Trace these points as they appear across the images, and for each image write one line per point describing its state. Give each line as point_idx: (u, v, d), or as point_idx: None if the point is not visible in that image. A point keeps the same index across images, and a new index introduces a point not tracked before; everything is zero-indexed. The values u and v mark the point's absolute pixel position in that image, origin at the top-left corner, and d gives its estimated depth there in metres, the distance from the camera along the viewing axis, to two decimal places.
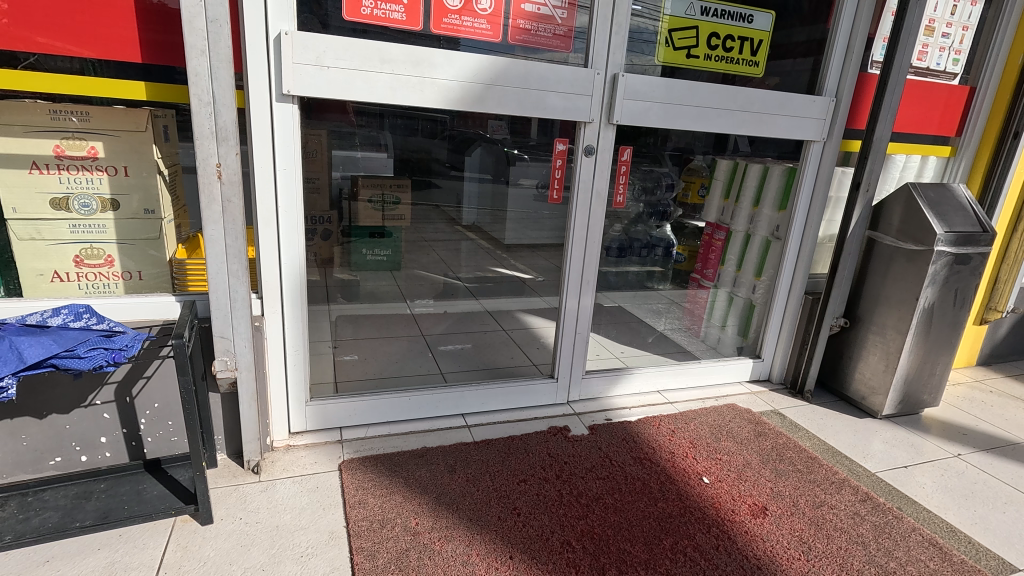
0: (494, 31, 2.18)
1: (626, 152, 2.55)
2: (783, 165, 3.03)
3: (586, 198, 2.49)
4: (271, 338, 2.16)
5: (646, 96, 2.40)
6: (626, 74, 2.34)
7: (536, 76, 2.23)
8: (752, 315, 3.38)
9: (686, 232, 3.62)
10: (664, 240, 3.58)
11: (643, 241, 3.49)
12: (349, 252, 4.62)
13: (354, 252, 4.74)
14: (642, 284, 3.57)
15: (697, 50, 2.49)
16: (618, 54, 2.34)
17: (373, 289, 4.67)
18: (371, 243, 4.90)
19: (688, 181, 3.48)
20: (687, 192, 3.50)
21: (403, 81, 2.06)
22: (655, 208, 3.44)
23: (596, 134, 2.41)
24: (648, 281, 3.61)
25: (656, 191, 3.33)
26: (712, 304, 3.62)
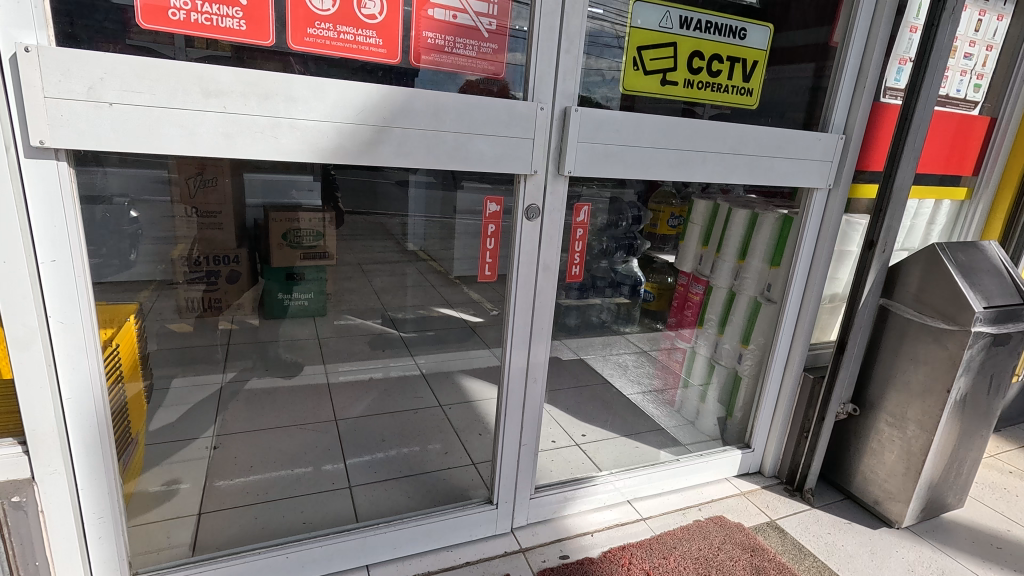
0: (390, 49, 1.48)
1: (584, 209, 1.91)
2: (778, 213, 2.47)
3: (529, 274, 1.84)
4: (49, 507, 1.42)
5: (607, 137, 1.75)
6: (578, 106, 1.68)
7: (454, 113, 1.54)
8: (738, 389, 2.80)
9: (654, 268, 3.04)
10: (630, 277, 2.93)
11: (605, 279, 2.75)
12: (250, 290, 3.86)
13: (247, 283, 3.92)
14: (605, 342, 2.97)
15: (675, 75, 1.85)
16: (569, 80, 1.68)
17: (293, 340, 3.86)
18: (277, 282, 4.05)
19: (656, 210, 2.94)
20: (655, 222, 2.98)
21: (243, 124, 1.34)
22: (620, 240, 2.78)
23: (544, 187, 1.76)
24: (610, 338, 2.98)
25: (618, 223, 2.70)
26: (689, 370, 3.05)
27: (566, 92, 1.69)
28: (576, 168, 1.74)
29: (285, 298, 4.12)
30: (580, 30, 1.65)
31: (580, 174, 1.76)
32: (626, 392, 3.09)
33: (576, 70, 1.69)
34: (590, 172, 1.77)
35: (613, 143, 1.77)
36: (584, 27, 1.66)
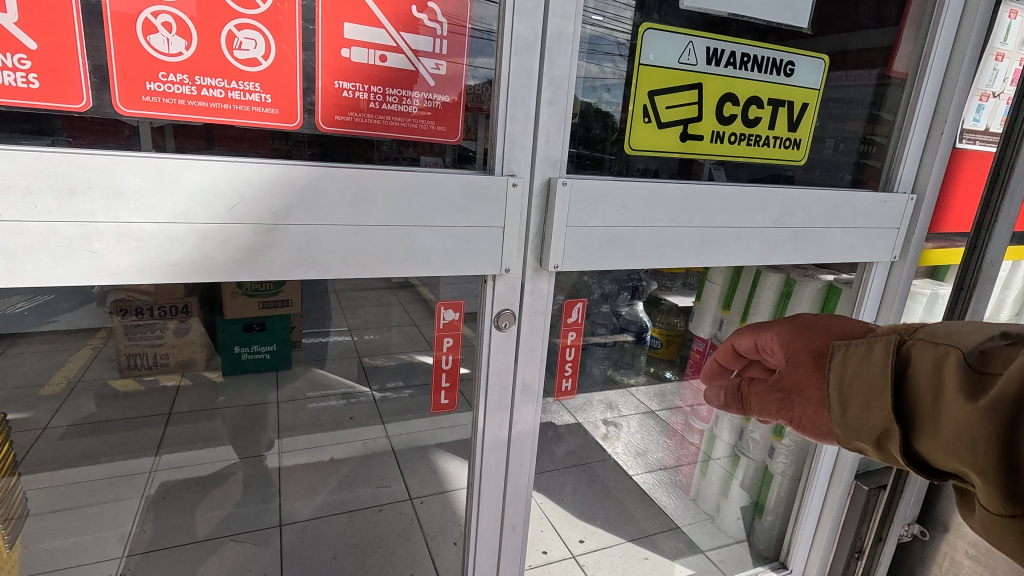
0: (284, 106, 1.00)
1: (579, 306, 1.43)
2: (823, 281, 2.06)
3: (504, 401, 1.35)
4: None
5: (611, 214, 1.27)
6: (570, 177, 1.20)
7: (383, 199, 1.05)
8: (770, 486, 2.34)
9: (661, 309, 2.34)
10: (635, 322, 2.26)
11: (603, 323, 2.13)
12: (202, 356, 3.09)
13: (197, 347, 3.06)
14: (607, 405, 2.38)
15: (700, 125, 1.37)
16: (555, 141, 1.20)
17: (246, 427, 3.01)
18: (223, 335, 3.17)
19: None
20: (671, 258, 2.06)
21: (37, 236, 0.86)
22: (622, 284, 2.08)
23: (523, 288, 1.27)
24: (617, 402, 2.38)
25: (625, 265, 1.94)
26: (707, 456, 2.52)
27: (550, 157, 1.21)
28: (569, 260, 1.25)
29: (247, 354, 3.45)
30: (568, 72, 1.17)
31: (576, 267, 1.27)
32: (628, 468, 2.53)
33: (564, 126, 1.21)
34: (591, 263, 1.29)
35: (619, 222, 1.29)
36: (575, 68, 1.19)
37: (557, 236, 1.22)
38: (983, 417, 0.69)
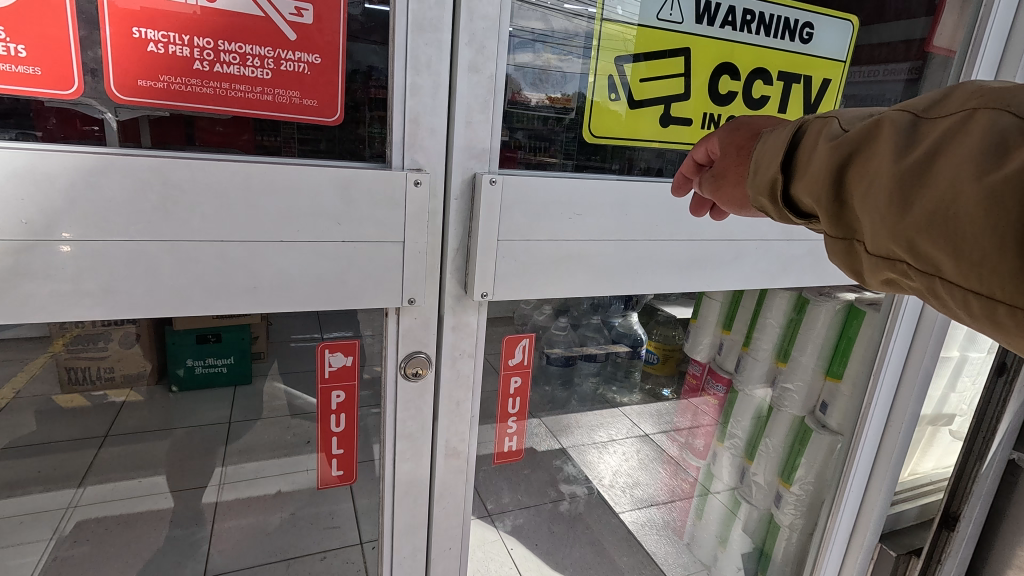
0: (51, 65, 0.67)
1: (526, 343, 1.05)
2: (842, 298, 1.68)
3: (422, 471, 1.02)
4: None
5: (564, 226, 0.94)
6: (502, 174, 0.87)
7: (213, 201, 0.73)
8: (776, 540, 1.98)
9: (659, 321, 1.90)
10: (626, 335, 1.89)
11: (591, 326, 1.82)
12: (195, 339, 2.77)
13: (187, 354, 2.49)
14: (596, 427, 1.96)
15: (688, 106, 1.04)
16: (482, 123, 0.87)
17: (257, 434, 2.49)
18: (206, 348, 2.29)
19: None
20: None
21: None
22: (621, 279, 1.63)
23: (442, 324, 0.94)
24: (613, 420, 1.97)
25: None
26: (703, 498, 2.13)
27: (477, 146, 0.88)
28: (505, 287, 0.92)
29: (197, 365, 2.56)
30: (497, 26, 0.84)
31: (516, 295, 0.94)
32: (617, 509, 2.06)
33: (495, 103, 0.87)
34: (536, 291, 0.95)
35: (576, 237, 0.95)
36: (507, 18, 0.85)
37: (486, 255, 0.89)
38: (833, 150, 0.70)
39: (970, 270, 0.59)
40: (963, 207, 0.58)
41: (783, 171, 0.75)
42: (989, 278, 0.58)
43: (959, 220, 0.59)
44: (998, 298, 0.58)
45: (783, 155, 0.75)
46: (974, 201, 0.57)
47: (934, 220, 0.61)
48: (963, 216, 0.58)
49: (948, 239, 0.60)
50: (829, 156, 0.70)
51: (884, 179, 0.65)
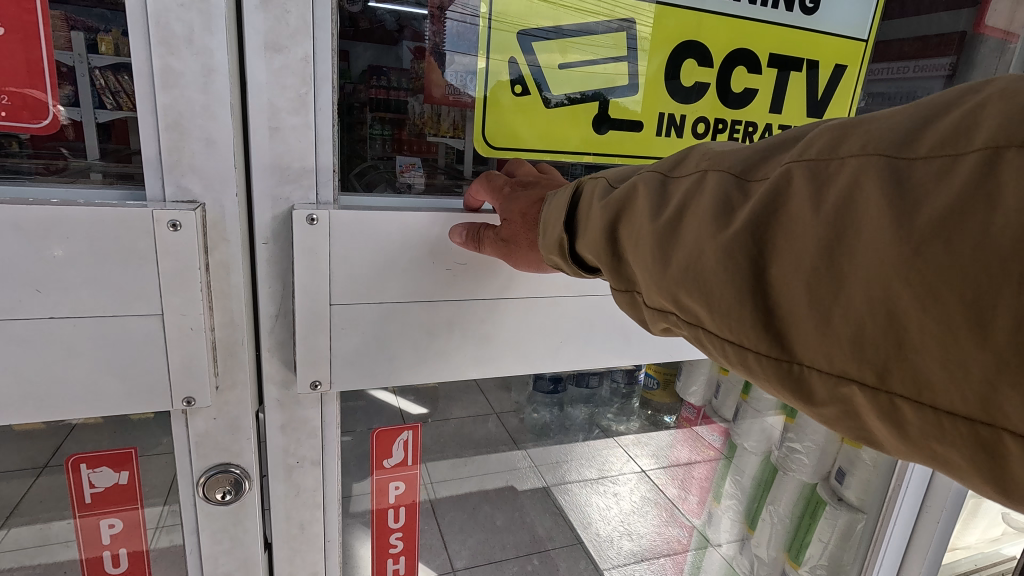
0: None
1: (405, 436, 0.85)
2: None
3: None
4: None
5: (433, 283, 0.68)
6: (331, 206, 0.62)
7: None
8: None
9: None
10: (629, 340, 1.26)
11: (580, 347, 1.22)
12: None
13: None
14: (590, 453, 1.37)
15: (630, 105, 0.78)
16: (297, 132, 0.61)
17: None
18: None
19: None
20: None
21: None
22: None
23: (268, 422, 0.66)
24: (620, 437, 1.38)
25: None
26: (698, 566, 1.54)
27: (291, 164, 0.62)
28: (347, 364, 0.67)
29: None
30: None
31: (371, 375, 0.68)
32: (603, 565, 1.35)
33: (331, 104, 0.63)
34: (400, 369, 0.69)
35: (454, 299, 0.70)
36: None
37: (311, 323, 0.63)
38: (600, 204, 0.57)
39: (722, 327, 0.48)
40: (713, 261, 0.47)
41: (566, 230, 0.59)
42: (751, 344, 0.46)
43: (704, 268, 0.47)
44: (741, 350, 0.47)
45: (562, 213, 0.60)
46: (717, 253, 0.46)
47: (691, 278, 0.49)
48: (714, 269, 0.47)
49: (697, 289, 0.48)
50: (593, 208, 0.57)
51: (645, 235, 0.52)
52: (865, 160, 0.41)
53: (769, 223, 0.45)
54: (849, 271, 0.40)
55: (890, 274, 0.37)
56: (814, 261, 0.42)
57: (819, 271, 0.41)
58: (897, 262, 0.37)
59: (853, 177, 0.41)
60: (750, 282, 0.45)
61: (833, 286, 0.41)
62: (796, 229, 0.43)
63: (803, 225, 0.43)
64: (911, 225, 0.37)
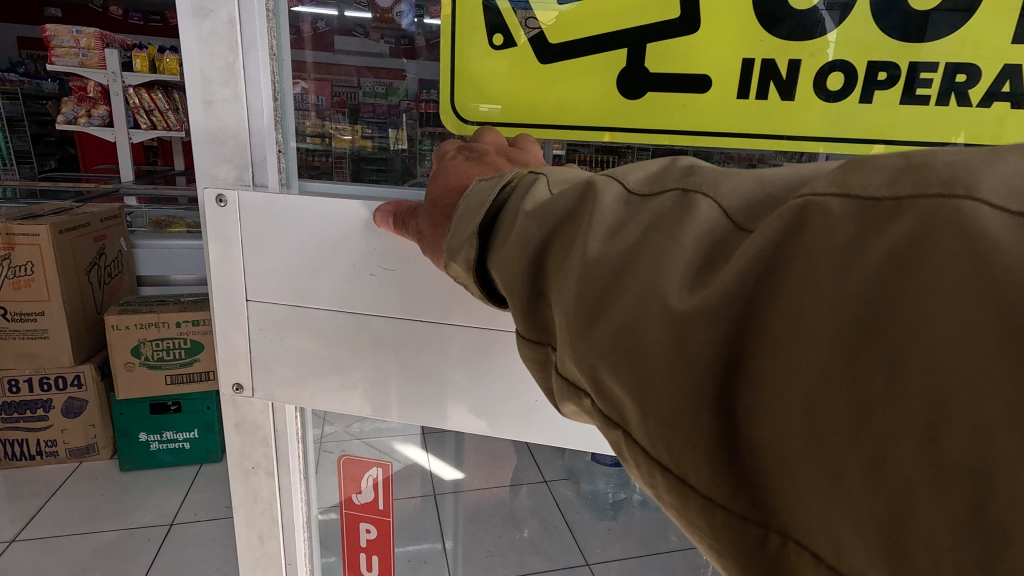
0: None
1: (373, 474, 0.95)
2: None
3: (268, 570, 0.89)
4: None
5: (354, 289, 0.73)
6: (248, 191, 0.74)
7: None
8: None
9: None
10: None
11: None
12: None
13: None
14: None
15: (656, 61, 0.67)
16: (227, 105, 0.75)
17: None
18: (187, 358, 1.70)
19: None
20: None
21: None
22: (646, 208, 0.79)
23: (226, 416, 0.86)
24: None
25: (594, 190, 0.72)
26: None
27: (226, 138, 0.77)
28: (257, 365, 0.79)
29: (154, 442, 1.74)
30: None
31: (291, 372, 0.79)
32: None
33: (272, 74, 0.77)
34: (319, 369, 0.78)
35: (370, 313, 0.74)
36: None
37: (229, 315, 0.78)
38: (530, 221, 0.45)
39: (660, 429, 0.32)
40: (658, 327, 0.32)
41: (478, 238, 0.50)
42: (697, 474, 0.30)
43: (643, 333, 0.33)
44: (684, 456, 0.31)
45: (482, 210, 0.51)
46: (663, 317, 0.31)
47: (626, 350, 0.34)
48: (658, 342, 0.32)
49: (634, 358, 0.33)
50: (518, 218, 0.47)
51: (582, 273, 0.38)
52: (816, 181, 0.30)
53: (694, 264, 0.33)
54: (795, 331, 0.27)
55: (857, 342, 0.24)
56: (837, 337, 0.25)
57: (842, 359, 0.24)
58: (867, 321, 0.24)
59: (801, 201, 0.29)
60: (694, 360, 0.30)
61: (775, 353, 0.28)
62: (724, 268, 0.31)
63: (813, 294, 0.27)
64: (891, 263, 0.24)
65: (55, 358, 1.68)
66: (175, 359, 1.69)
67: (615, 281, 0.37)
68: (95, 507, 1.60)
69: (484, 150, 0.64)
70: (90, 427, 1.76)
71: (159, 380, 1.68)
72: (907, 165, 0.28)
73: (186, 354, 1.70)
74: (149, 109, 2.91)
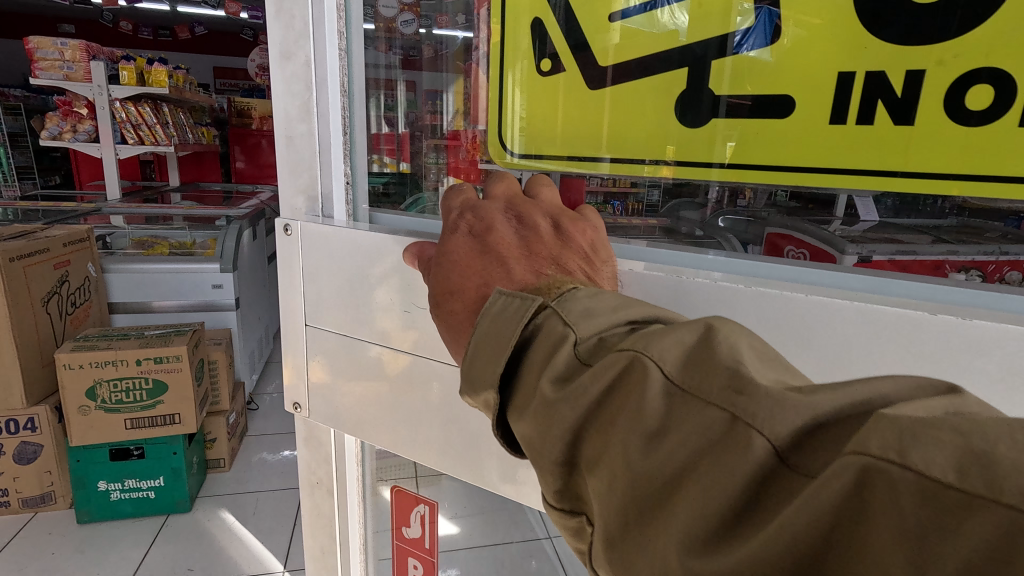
0: None
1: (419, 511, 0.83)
2: None
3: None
4: None
5: (398, 332, 0.68)
6: (313, 221, 0.73)
7: None
8: None
9: None
10: None
11: None
12: (257, 363, 2.50)
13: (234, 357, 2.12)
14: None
15: (723, 82, 0.49)
16: (304, 138, 0.72)
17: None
18: (149, 401, 1.53)
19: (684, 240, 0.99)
20: None
21: None
22: None
23: (297, 428, 0.85)
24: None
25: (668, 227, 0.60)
26: None
27: (303, 170, 0.73)
28: (314, 388, 0.78)
29: (114, 492, 1.58)
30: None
31: (342, 406, 0.76)
32: None
33: (343, 110, 0.72)
34: (366, 406, 0.73)
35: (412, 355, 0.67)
36: (345, 12, 0.70)
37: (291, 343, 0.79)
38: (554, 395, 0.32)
39: None
40: None
41: (502, 383, 0.37)
42: None
43: None
44: None
45: (507, 351, 0.37)
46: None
47: None
48: None
49: None
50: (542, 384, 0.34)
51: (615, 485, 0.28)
52: (864, 430, 0.23)
53: (735, 509, 0.25)
54: None
55: None
56: None
57: None
58: None
59: (856, 464, 0.22)
60: None
61: None
62: (765, 528, 0.24)
63: None
64: None
65: (7, 399, 1.52)
66: (135, 402, 1.52)
67: (654, 501, 0.27)
68: (54, 564, 1.43)
69: (489, 218, 0.47)
70: (45, 474, 1.60)
71: (118, 425, 1.51)
72: (974, 453, 0.21)
73: (147, 397, 1.53)
74: (136, 123, 2.76)
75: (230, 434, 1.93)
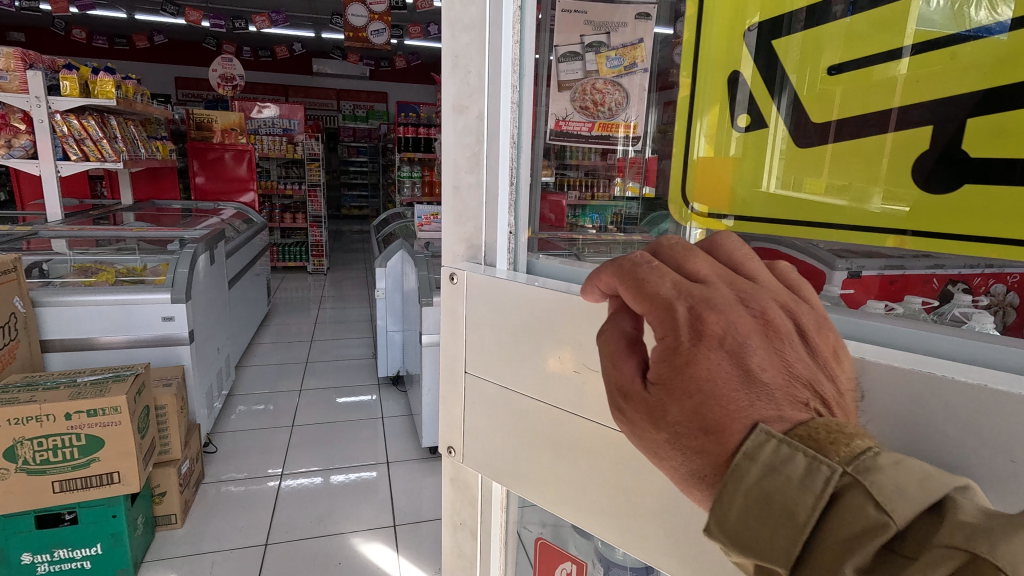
0: None
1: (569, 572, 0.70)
2: None
3: None
4: None
5: (555, 385, 0.56)
6: (478, 270, 0.66)
7: None
8: None
9: None
10: None
11: None
12: (215, 397, 2.29)
13: (188, 394, 1.91)
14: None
15: (978, 142, 0.39)
16: (472, 189, 0.68)
17: (288, 515, 1.82)
18: (81, 460, 1.33)
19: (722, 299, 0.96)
20: None
21: None
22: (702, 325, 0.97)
23: (444, 468, 0.76)
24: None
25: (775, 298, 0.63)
26: None
27: (467, 219, 0.69)
28: (463, 436, 0.69)
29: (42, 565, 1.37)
30: (480, 47, 0.65)
31: (494, 462, 0.66)
32: None
33: (512, 144, 0.67)
34: (521, 469, 0.63)
35: (572, 406, 0.55)
36: (520, 64, 0.66)
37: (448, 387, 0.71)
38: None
39: None
40: None
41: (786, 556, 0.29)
42: None
43: None
44: None
45: (797, 529, 0.29)
46: None
47: None
48: None
49: None
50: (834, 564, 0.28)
51: None
52: None
53: None
54: None
55: None
56: None
57: None
58: None
59: None
60: None
61: None
62: None
63: None
64: None
65: None
66: (64, 461, 1.32)
67: None
68: None
69: (741, 328, 0.33)
70: None
71: (44, 490, 1.31)
72: None
73: (79, 455, 1.33)
74: (80, 138, 2.53)
75: (183, 483, 1.73)
